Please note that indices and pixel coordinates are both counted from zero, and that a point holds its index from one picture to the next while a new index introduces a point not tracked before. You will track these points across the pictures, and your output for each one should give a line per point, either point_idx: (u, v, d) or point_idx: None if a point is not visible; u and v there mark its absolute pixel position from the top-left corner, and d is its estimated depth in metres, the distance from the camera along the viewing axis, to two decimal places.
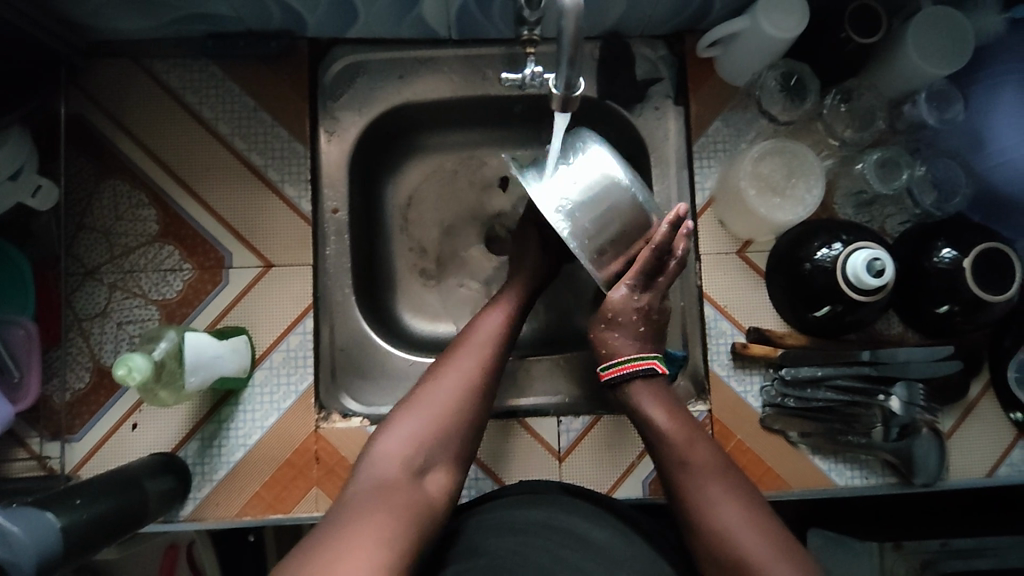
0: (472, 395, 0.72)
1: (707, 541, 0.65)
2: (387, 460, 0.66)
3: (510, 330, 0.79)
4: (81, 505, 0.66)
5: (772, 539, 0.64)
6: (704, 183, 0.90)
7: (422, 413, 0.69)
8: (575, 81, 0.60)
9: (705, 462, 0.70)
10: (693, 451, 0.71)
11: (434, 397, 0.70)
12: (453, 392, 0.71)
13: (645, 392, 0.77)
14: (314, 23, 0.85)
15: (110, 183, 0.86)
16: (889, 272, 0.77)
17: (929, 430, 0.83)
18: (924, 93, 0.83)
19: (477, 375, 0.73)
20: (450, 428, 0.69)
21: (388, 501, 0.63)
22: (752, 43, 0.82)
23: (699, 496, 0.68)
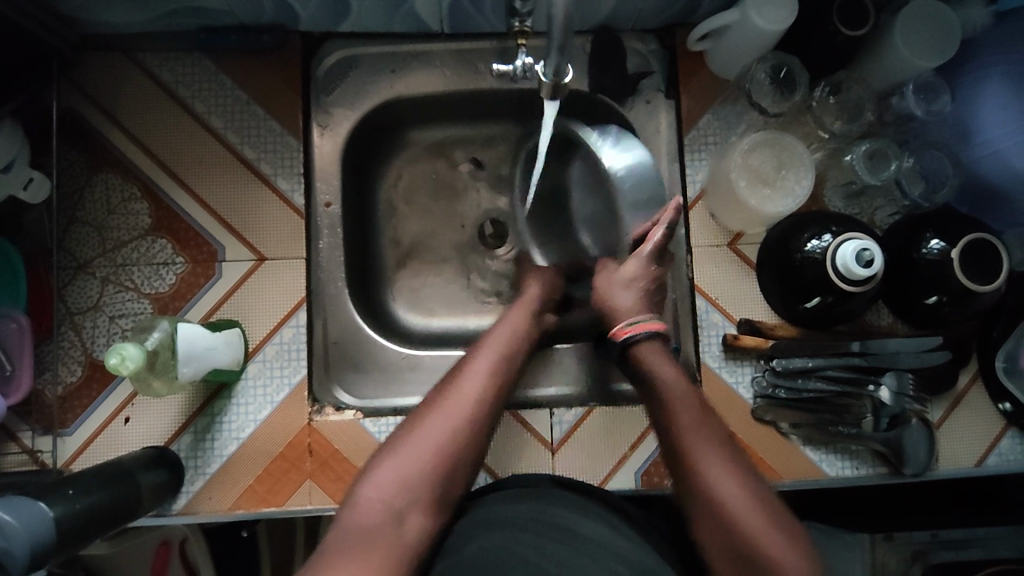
0: (465, 436, 0.68)
1: (709, 522, 0.65)
2: (369, 505, 0.63)
3: (511, 361, 0.75)
4: (75, 495, 0.66)
5: (771, 514, 0.64)
6: (695, 175, 0.91)
7: (410, 455, 0.66)
8: (563, 68, 0.60)
9: (711, 442, 0.68)
10: (696, 428, 0.69)
11: (423, 437, 0.67)
12: (444, 432, 0.67)
13: (658, 357, 0.75)
14: (306, 17, 0.85)
15: (102, 176, 0.86)
16: (878, 263, 0.77)
17: (917, 419, 0.84)
18: (912, 84, 0.83)
19: (472, 414, 0.69)
20: (439, 472, 0.66)
21: (365, 554, 0.61)
22: (743, 36, 0.82)
23: (699, 462, 0.67)
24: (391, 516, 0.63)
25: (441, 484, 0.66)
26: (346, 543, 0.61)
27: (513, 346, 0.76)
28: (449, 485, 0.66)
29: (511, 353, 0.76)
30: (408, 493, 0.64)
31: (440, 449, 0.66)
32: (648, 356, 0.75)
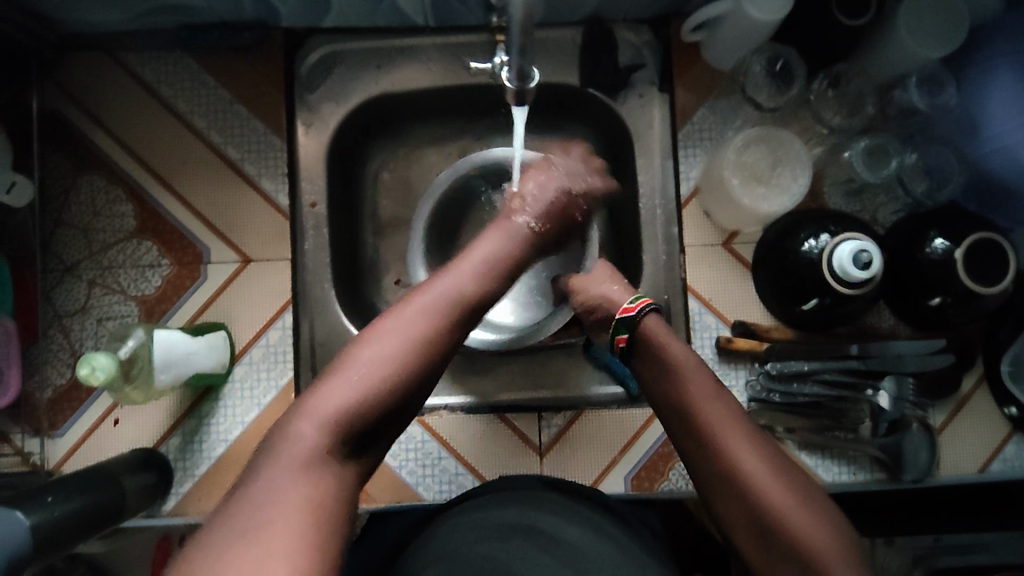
0: (436, 359, 0.56)
1: (735, 504, 0.61)
2: (308, 442, 0.50)
3: (491, 278, 0.61)
4: (53, 502, 0.66)
5: (802, 498, 0.60)
6: (689, 172, 0.89)
7: (366, 380, 0.52)
8: (528, 70, 0.58)
9: (731, 417, 0.63)
10: (729, 422, 0.63)
11: (382, 357, 0.53)
12: (407, 351, 0.54)
13: (658, 332, 0.70)
14: (287, 13, 0.83)
15: (86, 179, 0.86)
16: (876, 265, 0.74)
17: (919, 425, 0.82)
18: (915, 77, 0.80)
19: (449, 334, 0.57)
20: (398, 401, 0.54)
21: (299, 502, 0.48)
22: (736, 26, 0.79)
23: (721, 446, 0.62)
24: (328, 457, 0.51)
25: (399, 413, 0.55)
26: (284, 484, 0.49)
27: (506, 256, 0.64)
28: (404, 412, 0.55)
29: (503, 264, 0.64)
30: (356, 422, 0.52)
31: (403, 371, 0.54)
32: (654, 338, 0.69)
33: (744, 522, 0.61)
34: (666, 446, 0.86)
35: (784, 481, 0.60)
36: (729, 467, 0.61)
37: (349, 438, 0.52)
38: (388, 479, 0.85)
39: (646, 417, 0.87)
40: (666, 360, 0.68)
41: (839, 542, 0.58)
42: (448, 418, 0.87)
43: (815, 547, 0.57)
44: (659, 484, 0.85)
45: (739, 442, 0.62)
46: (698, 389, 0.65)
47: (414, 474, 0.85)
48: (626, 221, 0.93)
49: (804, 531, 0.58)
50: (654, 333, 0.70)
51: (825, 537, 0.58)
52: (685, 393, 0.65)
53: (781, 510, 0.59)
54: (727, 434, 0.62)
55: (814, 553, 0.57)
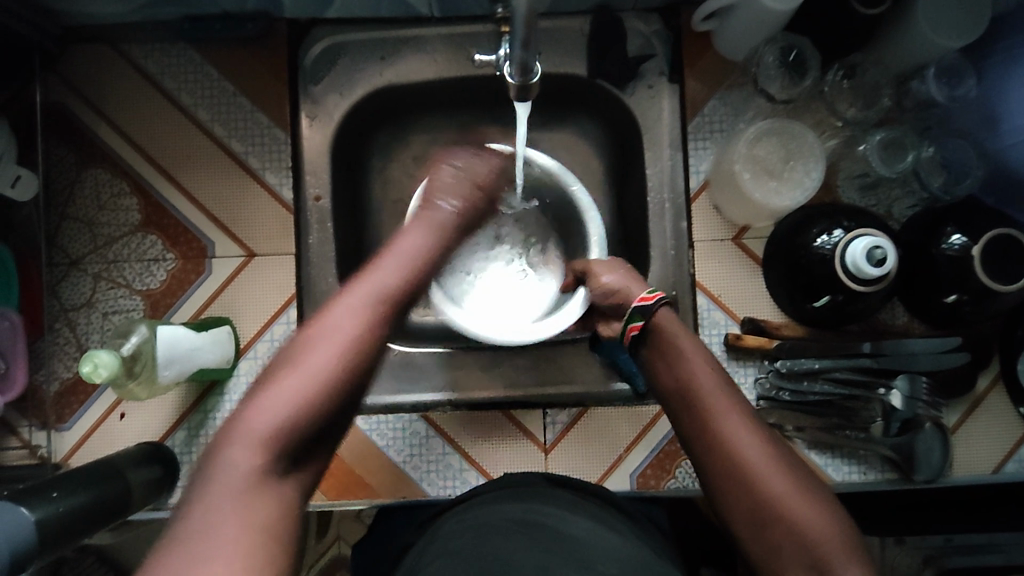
0: (355, 365, 0.53)
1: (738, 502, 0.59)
2: (242, 464, 0.49)
3: (415, 278, 0.60)
4: (59, 497, 0.66)
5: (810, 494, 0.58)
6: (698, 166, 0.87)
7: (276, 401, 0.51)
8: (531, 64, 0.55)
9: (738, 409, 0.62)
10: (731, 407, 0.62)
11: (295, 374, 0.52)
12: (335, 361, 0.52)
13: (670, 325, 0.69)
14: (289, 5, 0.82)
15: (90, 173, 0.86)
16: (890, 262, 0.72)
17: (932, 425, 0.80)
18: (934, 68, 0.78)
19: (363, 337, 0.54)
20: (319, 414, 0.52)
21: (245, 522, 0.47)
22: (748, 16, 0.77)
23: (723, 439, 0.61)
24: (265, 477, 0.49)
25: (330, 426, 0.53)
26: (228, 508, 0.48)
27: (419, 255, 0.62)
28: (334, 425, 0.54)
29: (422, 255, 0.63)
30: (279, 445, 0.50)
31: (319, 384, 0.52)
32: (665, 327, 0.69)
33: (743, 512, 0.59)
34: (672, 443, 0.85)
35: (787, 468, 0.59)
36: (732, 462, 0.60)
37: (280, 459, 0.50)
38: (392, 473, 0.85)
39: (653, 414, 0.86)
40: (670, 350, 0.67)
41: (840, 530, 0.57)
42: (452, 414, 0.86)
43: (817, 534, 0.56)
44: (665, 482, 0.85)
45: (742, 426, 0.61)
46: (705, 381, 0.64)
47: (418, 469, 0.85)
48: (634, 214, 0.91)
49: (806, 516, 0.56)
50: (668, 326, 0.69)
51: (825, 525, 0.56)
52: (692, 379, 0.65)
53: (784, 497, 0.57)
54: (731, 419, 0.62)
55: (818, 540, 0.56)
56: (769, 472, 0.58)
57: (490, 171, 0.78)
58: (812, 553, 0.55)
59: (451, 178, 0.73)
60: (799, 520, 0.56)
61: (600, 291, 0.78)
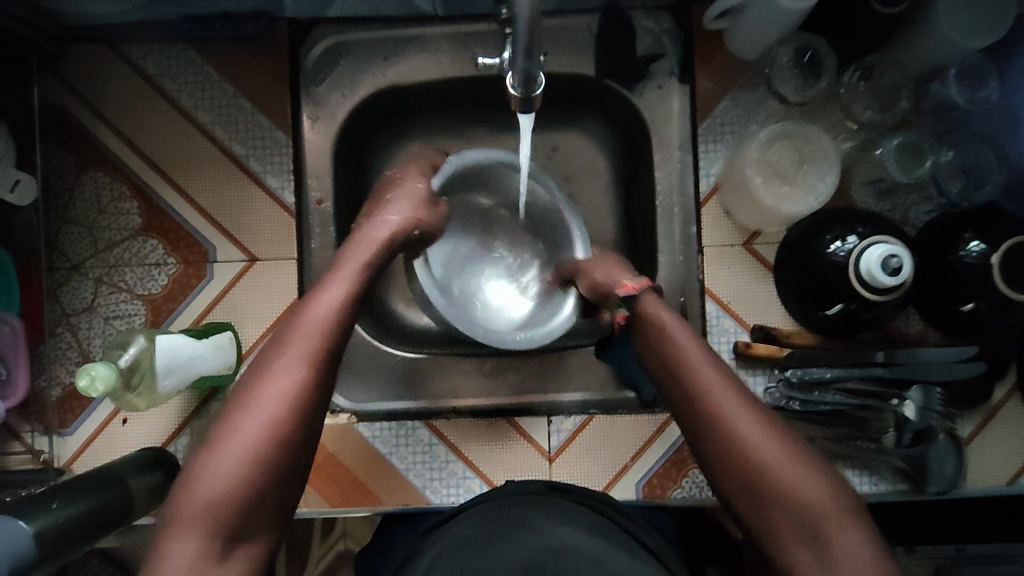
0: (288, 431, 0.53)
1: (739, 489, 0.55)
2: (184, 552, 0.49)
3: (342, 318, 0.60)
4: (58, 508, 0.65)
5: (817, 471, 0.54)
6: (709, 169, 0.84)
7: (212, 482, 0.51)
8: (535, 74, 0.53)
9: (731, 384, 0.59)
10: (718, 379, 0.59)
11: (225, 455, 0.52)
12: (266, 432, 0.52)
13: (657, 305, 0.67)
14: (290, 5, 0.80)
15: (90, 176, 0.85)
16: (906, 270, 0.70)
17: (946, 435, 0.78)
18: (954, 70, 0.75)
19: (290, 402, 0.54)
20: (261, 486, 0.52)
21: None
22: (762, 14, 0.74)
23: (714, 418, 0.57)
24: (210, 558, 0.50)
25: (279, 494, 0.53)
26: None
27: (348, 300, 0.61)
28: (284, 492, 0.53)
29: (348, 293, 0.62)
30: (220, 525, 0.50)
31: (251, 457, 0.52)
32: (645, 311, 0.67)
33: (739, 495, 0.55)
34: (679, 453, 0.83)
35: (781, 435, 0.56)
36: (729, 444, 0.56)
37: (226, 538, 0.51)
38: (394, 481, 0.83)
39: (662, 421, 0.84)
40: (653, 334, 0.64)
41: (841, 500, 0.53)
42: (456, 421, 0.85)
43: (815, 507, 0.53)
44: (670, 492, 0.83)
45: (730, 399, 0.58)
46: (697, 360, 0.60)
47: (420, 477, 0.84)
48: (642, 218, 0.89)
49: (804, 487, 0.53)
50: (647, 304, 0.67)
51: (825, 497, 0.53)
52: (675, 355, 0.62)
53: (778, 470, 0.54)
54: (716, 390, 0.58)
55: (819, 514, 0.52)
56: (762, 446, 0.55)
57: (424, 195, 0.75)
58: (817, 527, 0.52)
59: (377, 220, 0.71)
60: (796, 493, 0.53)
61: (589, 284, 0.76)
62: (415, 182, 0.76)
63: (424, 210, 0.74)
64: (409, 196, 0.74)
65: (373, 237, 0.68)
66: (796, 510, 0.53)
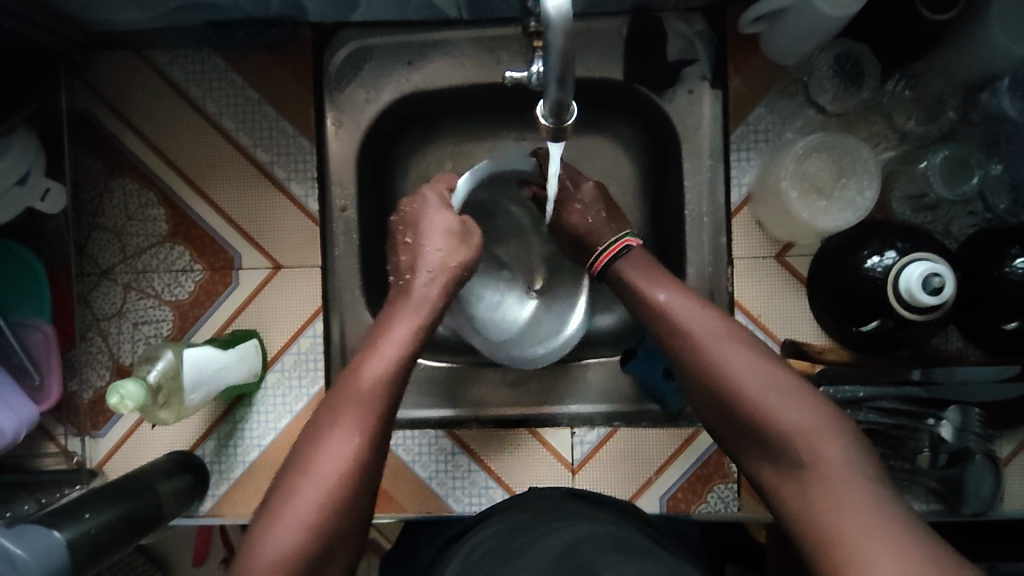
0: (343, 500, 0.56)
1: (733, 428, 0.61)
2: None
3: (399, 378, 0.63)
4: (90, 518, 0.66)
5: (802, 403, 0.57)
6: (741, 178, 0.81)
7: (270, 551, 0.54)
8: (567, 103, 0.51)
9: (712, 324, 0.64)
10: (696, 320, 0.64)
11: (287, 513, 0.55)
12: (325, 495, 0.56)
13: (631, 269, 0.73)
14: (316, 11, 0.79)
15: (119, 182, 0.85)
16: (949, 289, 0.67)
17: (985, 457, 0.75)
18: (1006, 79, 0.72)
19: (346, 468, 0.57)
20: (315, 554, 0.55)
21: None
22: (802, 21, 0.71)
23: (699, 359, 0.62)
24: None
25: (327, 555, 0.56)
26: None
27: (397, 366, 0.63)
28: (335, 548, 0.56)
29: (405, 358, 0.64)
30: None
31: (309, 527, 0.55)
32: (624, 272, 0.73)
33: (725, 420, 0.61)
34: (705, 467, 0.82)
35: (762, 362, 0.60)
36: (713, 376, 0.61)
37: None
38: (418, 489, 0.83)
39: (687, 436, 0.83)
40: (631, 286, 0.71)
41: (820, 416, 0.56)
42: (477, 432, 0.85)
43: (795, 428, 0.56)
44: (695, 506, 0.82)
45: (707, 329, 0.64)
46: (677, 305, 0.66)
47: (444, 486, 0.84)
48: (670, 226, 0.87)
49: (774, 404, 0.57)
50: (624, 266, 0.73)
51: (800, 418, 0.56)
52: (653, 304, 0.68)
53: (750, 394, 0.58)
54: (692, 328, 0.64)
55: (795, 429, 0.56)
56: (738, 373, 0.60)
57: (466, 238, 0.75)
58: (789, 440, 0.56)
59: (421, 270, 0.72)
60: (769, 412, 0.57)
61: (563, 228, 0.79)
62: (443, 215, 0.75)
63: (455, 242, 0.74)
64: (445, 232, 0.74)
65: (413, 292, 0.70)
66: (770, 427, 0.57)
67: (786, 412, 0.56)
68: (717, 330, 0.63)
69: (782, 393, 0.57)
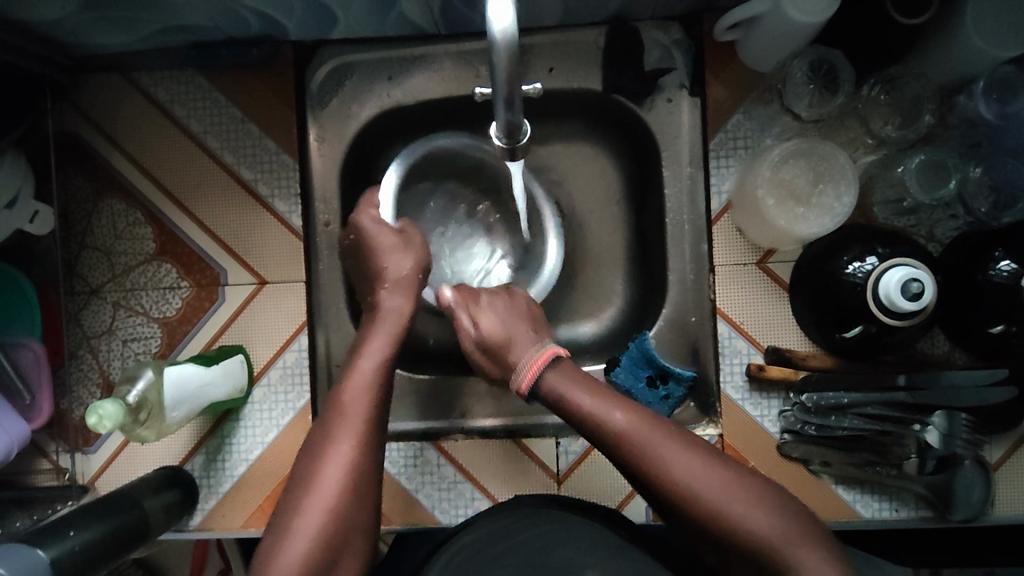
0: (346, 509, 0.59)
1: (704, 537, 0.61)
2: None
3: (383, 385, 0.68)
4: (74, 536, 0.67)
5: (771, 508, 0.59)
6: (720, 185, 0.81)
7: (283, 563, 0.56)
8: (518, 123, 0.54)
9: (664, 440, 0.63)
10: (660, 443, 0.62)
11: (301, 518, 0.58)
12: (336, 498, 0.59)
13: (559, 378, 0.70)
14: (295, 30, 0.80)
15: (107, 203, 0.86)
16: (928, 295, 0.67)
17: (974, 463, 0.74)
18: (982, 82, 0.72)
19: (349, 472, 0.61)
20: (326, 561, 0.58)
21: None
22: (774, 28, 0.71)
23: (659, 475, 0.61)
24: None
25: (340, 549, 0.59)
26: None
27: (374, 381, 0.67)
28: (347, 539, 0.59)
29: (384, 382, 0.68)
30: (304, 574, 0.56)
31: (317, 534, 0.58)
32: (556, 396, 0.69)
33: (699, 535, 0.61)
34: None
35: (720, 477, 0.60)
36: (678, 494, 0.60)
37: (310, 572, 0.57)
38: (405, 501, 0.84)
39: None
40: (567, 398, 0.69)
41: (788, 522, 0.58)
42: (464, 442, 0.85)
43: (767, 534, 0.58)
44: None
45: (658, 446, 0.62)
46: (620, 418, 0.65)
47: (430, 497, 0.84)
48: (653, 234, 0.88)
49: (748, 524, 0.58)
50: (559, 378, 0.70)
51: (773, 526, 0.58)
52: (593, 420, 0.66)
53: (729, 515, 0.59)
54: (652, 446, 0.62)
55: (772, 543, 0.57)
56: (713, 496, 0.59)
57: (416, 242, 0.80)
58: (766, 552, 0.58)
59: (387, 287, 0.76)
60: (742, 527, 0.58)
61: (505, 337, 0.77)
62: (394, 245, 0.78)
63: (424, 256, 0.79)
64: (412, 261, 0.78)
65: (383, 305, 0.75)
66: (747, 544, 0.58)
67: (761, 527, 0.58)
68: (682, 453, 0.62)
69: (748, 506, 0.59)
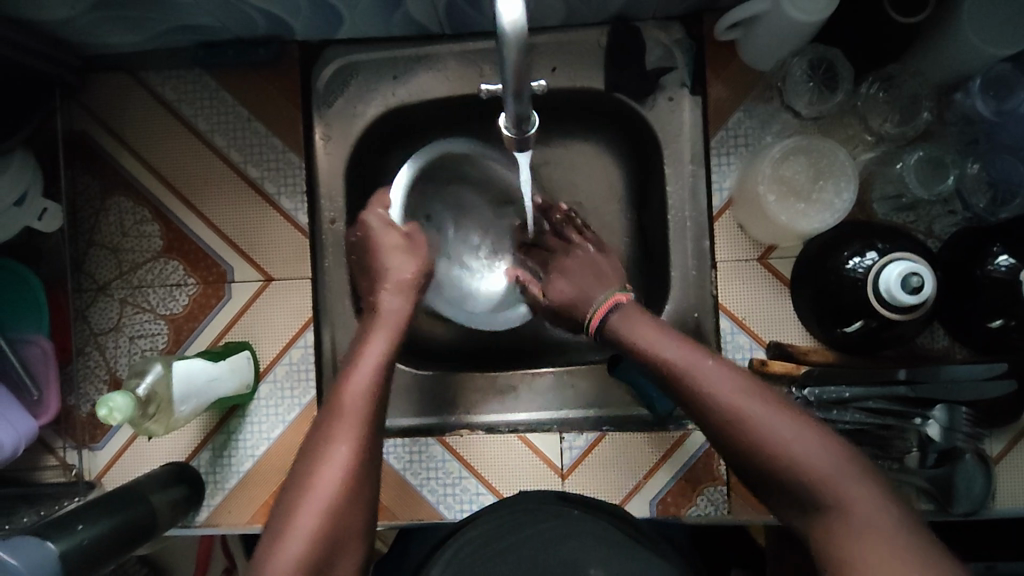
0: (341, 509, 0.60)
1: (759, 474, 0.57)
2: None
3: (383, 382, 0.66)
4: (82, 529, 0.67)
5: (829, 443, 0.56)
6: (722, 182, 0.82)
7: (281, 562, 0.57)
8: (526, 114, 0.55)
9: (724, 373, 0.60)
10: (716, 375, 0.60)
11: (299, 519, 0.58)
12: (335, 499, 0.59)
13: (621, 321, 0.69)
14: (301, 29, 0.81)
15: (114, 201, 0.87)
16: (928, 289, 0.67)
17: (974, 456, 0.74)
18: (979, 80, 0.73)
19: (347, 472, 0.61)
20: (324, 557, 0.58)
21: None
22: (774, 27, 0.72)
23: (715, 409, 0.58)
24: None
25: (338, 549, 0.59)
26: None
27: (375, 380, 0.66)
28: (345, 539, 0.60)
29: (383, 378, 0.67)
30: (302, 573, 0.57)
31: (314, 535, 0.58)
32: (621, 327, 0.68)
33: (754, 473, 0.58)
34: (694, 471, 0.83)
35: (780, 411, 0.57)
36: (736, 426, 0.57)
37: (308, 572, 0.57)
38: (410, 497, 0.84)
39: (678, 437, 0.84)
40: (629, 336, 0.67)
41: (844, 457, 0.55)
42: (468, 438, 0.85)
43: (822, 470, 0.55)
44: (686, 510, 0.82)
45: (717, 377, 0.60)
46: (679, 352, 0.62)
47: (435, 493, 0.84)
48: (656, 231, 0.89)
49: (806, 459, 0.55)
50: (624, 319, 0.69)
51: (828, 462, 0.55)
52: (655, 355, 0.64)
53: (785, 449, 0.55)
54: (713, 378, 0.60)
55: (827, 481, 0.54)
56: (769, 429, 0.56)
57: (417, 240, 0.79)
58: (820, 489, 0.54)
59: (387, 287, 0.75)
60: (797, 463, 0.55)
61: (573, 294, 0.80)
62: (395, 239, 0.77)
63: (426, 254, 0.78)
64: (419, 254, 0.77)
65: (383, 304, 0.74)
66: (802, 480, 0.55)
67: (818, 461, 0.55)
68: (742, 386, 0.59)
69: (807, 440, 0.55)
